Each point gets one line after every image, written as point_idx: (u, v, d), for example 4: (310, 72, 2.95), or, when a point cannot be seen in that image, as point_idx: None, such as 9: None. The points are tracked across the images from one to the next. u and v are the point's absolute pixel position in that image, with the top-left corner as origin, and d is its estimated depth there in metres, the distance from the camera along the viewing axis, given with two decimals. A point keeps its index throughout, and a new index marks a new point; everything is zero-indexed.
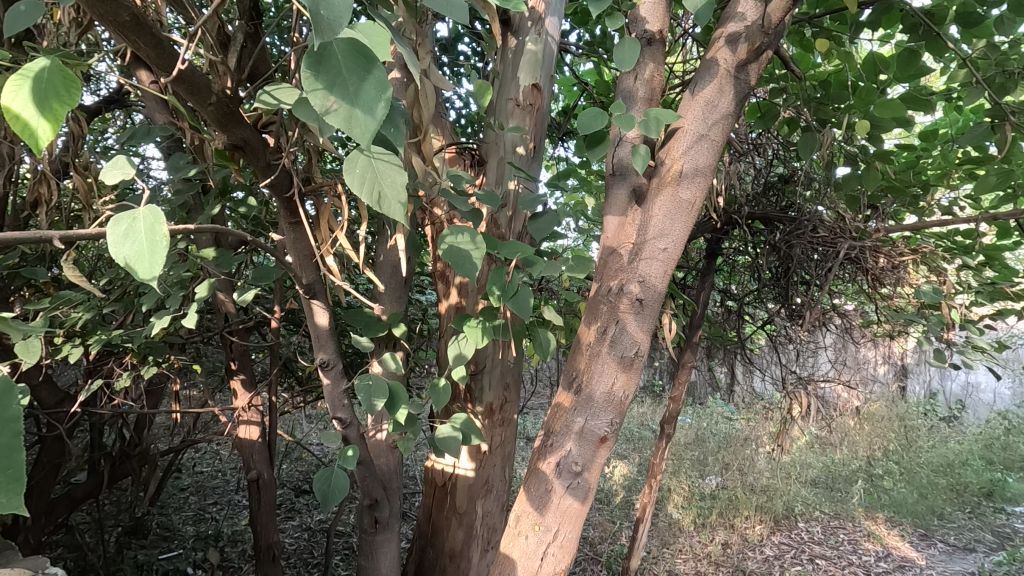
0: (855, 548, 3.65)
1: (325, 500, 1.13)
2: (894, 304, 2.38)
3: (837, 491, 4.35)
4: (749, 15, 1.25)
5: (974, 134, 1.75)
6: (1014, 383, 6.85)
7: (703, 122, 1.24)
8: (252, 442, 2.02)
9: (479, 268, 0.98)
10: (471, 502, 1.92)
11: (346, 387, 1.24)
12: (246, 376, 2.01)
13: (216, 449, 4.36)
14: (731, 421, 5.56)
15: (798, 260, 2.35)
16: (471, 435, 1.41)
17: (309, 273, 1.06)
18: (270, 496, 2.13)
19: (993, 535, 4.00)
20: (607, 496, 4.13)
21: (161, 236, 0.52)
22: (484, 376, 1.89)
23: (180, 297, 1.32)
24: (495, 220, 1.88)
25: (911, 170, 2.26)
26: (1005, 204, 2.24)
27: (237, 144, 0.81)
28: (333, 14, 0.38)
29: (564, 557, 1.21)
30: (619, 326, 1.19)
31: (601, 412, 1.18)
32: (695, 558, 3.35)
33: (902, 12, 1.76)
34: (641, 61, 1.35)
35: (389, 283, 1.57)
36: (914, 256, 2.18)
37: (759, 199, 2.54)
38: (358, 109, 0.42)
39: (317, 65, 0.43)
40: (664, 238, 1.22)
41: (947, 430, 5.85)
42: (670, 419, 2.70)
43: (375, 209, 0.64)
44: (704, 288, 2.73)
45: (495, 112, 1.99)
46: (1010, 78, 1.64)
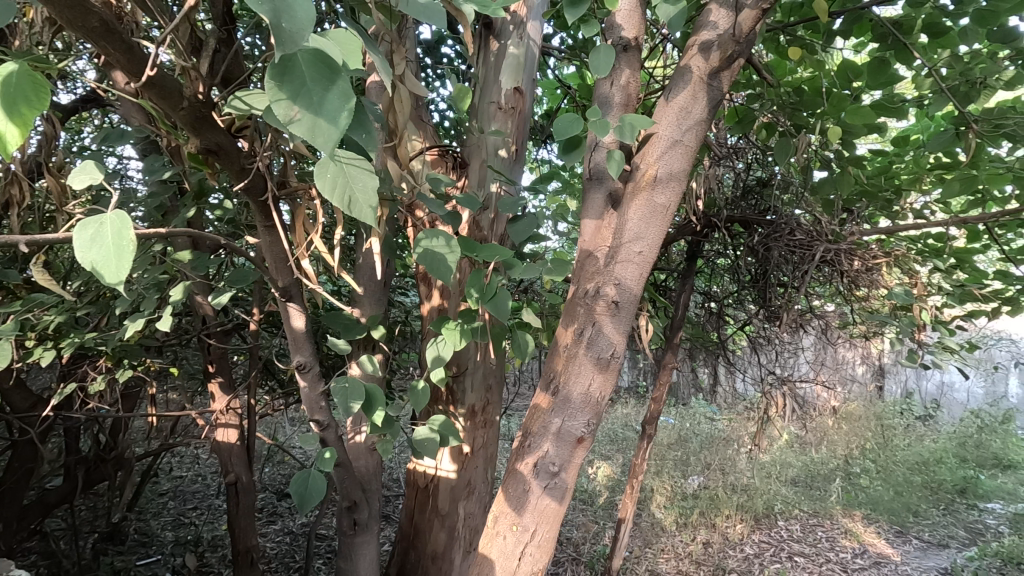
0: (833, 545, 3.72)
1: (302, 503, 1.13)
2: (869, 306, 2.44)
3: (816, 489, 4.45)
4: (721, 24, 1.29)
5: (941, 141, 1.79)
6: (985, 382, 7.07)
7: (677, 128, 1.27)
8: (230, 445, 2.01)
9: (454, 271, 0.99)
10: (453, 504, 1.93)
11: (324, 390, 1.24)
12: (225, 379, 2.00)
13: (197, 453, 4.32)
14: (713, 421, 5.65)
15: (776, 263, 2.39)
16: (449, 436, 1.41)
17: (284, 276, 1.05)
18: (250, 500, 2.12)
19: (967, 531, 4.09)
20: (590, 496, 4.17)
21: (127, 240, 0.52)
22: (465, 378, 1.89)
23: (154, 300, 1.31)
24: (477, 223, 1.90)
25: (884, 176, 2.32)
26: (974, 209, 2.31)
27: (210, 148, 0.81)
28: (295, 27, 0.39)
29: (542, 556, 1.22)
30: (595, 328, 1.21)
31: (578, 413, 1.20)
32: (677, 557, 3.37)
33: (871, 22, 1.81)
34: (617, 67, 1.37)
35: (369, 286, 1.57)
36: (887, 259, 2.24)
37: (738, 202, 2.58)
38: (321, 118, 0.43)
39: (281, 75, 0.44)
40: (639, 241, 1.24)
41: (922, 429, 5.99)
42: (651, 420, 2.73)
43: (344, 212, 0.65)
44: (684, 290, 2.78)
45: (478, 115, 2.01)
46: (974, 86, 1.67)
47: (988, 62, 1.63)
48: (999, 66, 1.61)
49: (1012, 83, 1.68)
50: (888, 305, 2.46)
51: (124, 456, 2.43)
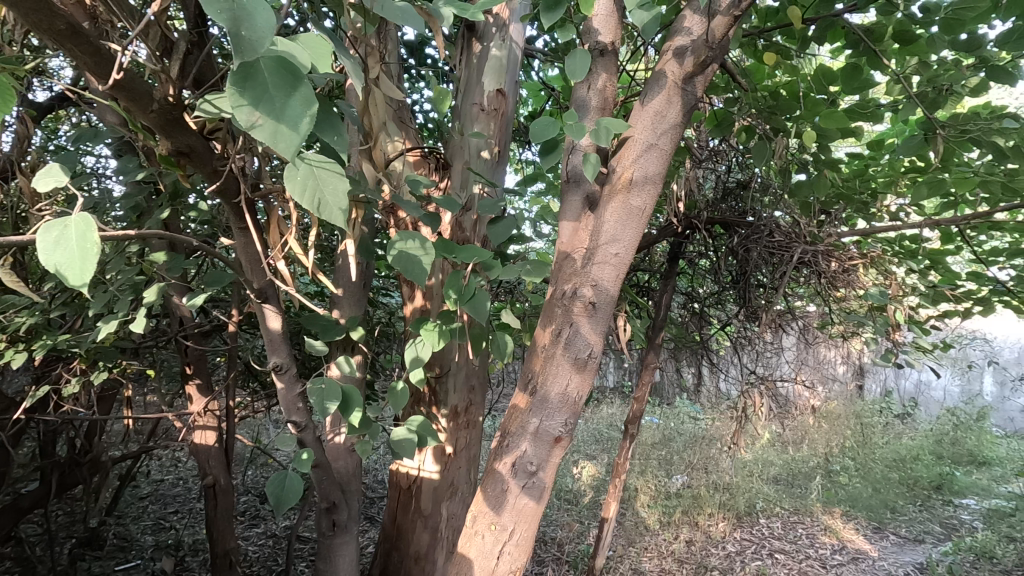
0: (813, 541, 3.78)
1: (278, 504, 1.13)
2: (846, 306, 2.49)
3: (796, 487, 4.51)
4: (694, 31, 1.32)
5: (910, 146, 1.84)
6: (962, 380, 7.22)
7: (652, 132, 1.29)
8: (208, 447, 2.01)
9: (428, 272, 1.00)
10: (436, 504, 1.93)
11: (301, 391, 1.24)
12: (204, 381, 1.99)
13: (177, 456, 4.28)
14: (697, 421, 5.71)
15: (755, 264, 2.42)
16: (427, 436, 1.42)
17: (259, 277, 1.06)
18: (229, 502, 2.10)
19: (942, 527, 4.16)
20: (575, 496, 4.19)
21: (92, 243, 0.52)
22: (448, 378, 1.90)
23: (129, 301, 1.31)
24: (459, 224, 1.90)
25: (860, 179, 2.37)
26: (947, 212, 2.37)
27: (182, 150, 0.81)
28: (255, 35, 0.40)
29: (520, 556, 1.23)
30: (573, 328, 1.23)
31: (555, 413, 1.22)
32: (660, 555, 3.40)
33: (843, 29, 1.86)
34: (594, 71, 1.39)
35: (348, 287, 1.57)
36: (863, 260, 2.28)
37: (719, 203, 2.61)
38: (284, 124, 0.44)
39: (243, 81, 0.44)
40: (616, 243, 1.26)
41: (900, 427, 6.11)
42: (633, 420, 2.76)
43: (314, 214, 0.66)
44: (666, 290, 2.82)
45: (460, 116, 2.02)
46: (941, 93, 1.72)
47: (954, 70, 1.68)
48: (965, 73, 1.66)
49: (976, 90, 1.74)
50: (865, 305, 2.52)
51: (100, 459, 2.41)
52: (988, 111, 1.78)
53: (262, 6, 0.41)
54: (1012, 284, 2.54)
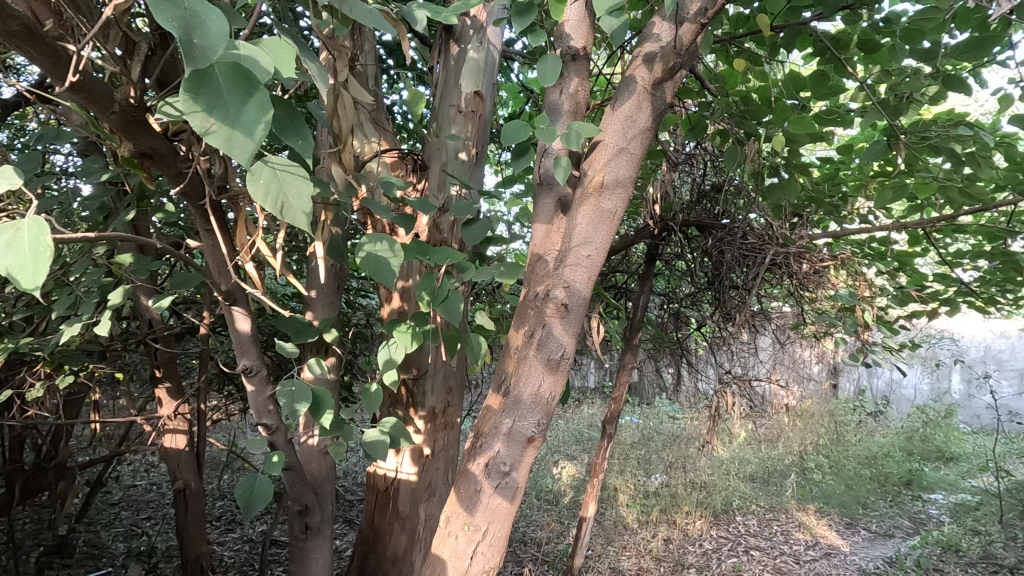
0: (787, 538, 3.86)
1: (247, 507, 1.12)
2: (818, 306, 2.54)
3: (772, 485, 4.59)
4: (663, 37, 1.34)
5: (874, 152, 1.89)
6: (931, 379, 7.42)
7: (623, 136, 1.31)
8: (179, 451, 1.99)
9: (397, 275, 1.01)
10: (414, 506, 1.93)
11: (272, 394, 1.24)
12: (174, 384, 1.96)
13: (153, 461, 4.21)
14: (675, 420, 5.78)
15: (728, 265, 2.47)
16: (400, 437, 1.43)
17: (226, 280, 1.05)
18: (201, 508, 2.08)
19: (911, 521, 4.27)
20: (555, 496, 4.21)
21: (45, 246, 0.53)
22: (425, 380, 1.91)
23: (92, 304, 1.29)
24: (436, 226, 1.90)
25: (831, 182, 2.43)
26: (913, 215, 2.44)
27: (145, 152, 0.82)
28: (207, 43, 0.41)
29: (493, 555, 1.24)
30: (545, 329, 1.24)
31: (528, 413, 1.23)
32: (638, 554, 3.42)
33: (811, 37, 1.90)
34: (566, 76, 1.40)
35: (322, 288, 1.57)
36: (833, 262, 2.34)
37: (693, 206, 2.60)
38: (238, 130, 0.45)
39: (196, 87, 0.44)
40: (587, 245, 1.28)
41: (872, 424, 6.26)
42: (611, 420, 2.78)
43: (277, 218, 0.66)
44: (644, 291, 2.85)
45: (438, 118, 2.02)
46: (902, 101, 1.77)
47: (915, 79, 1.73)
48: (924, 82, 1.72)
49: (935, 98, 1.81)
50: (836, 306, 2.58)
51: (67, 464, 2.36)
52: (947, 118, 1.84)
53: (214, 13, 0.42)
54: (976, 285, 2.63)
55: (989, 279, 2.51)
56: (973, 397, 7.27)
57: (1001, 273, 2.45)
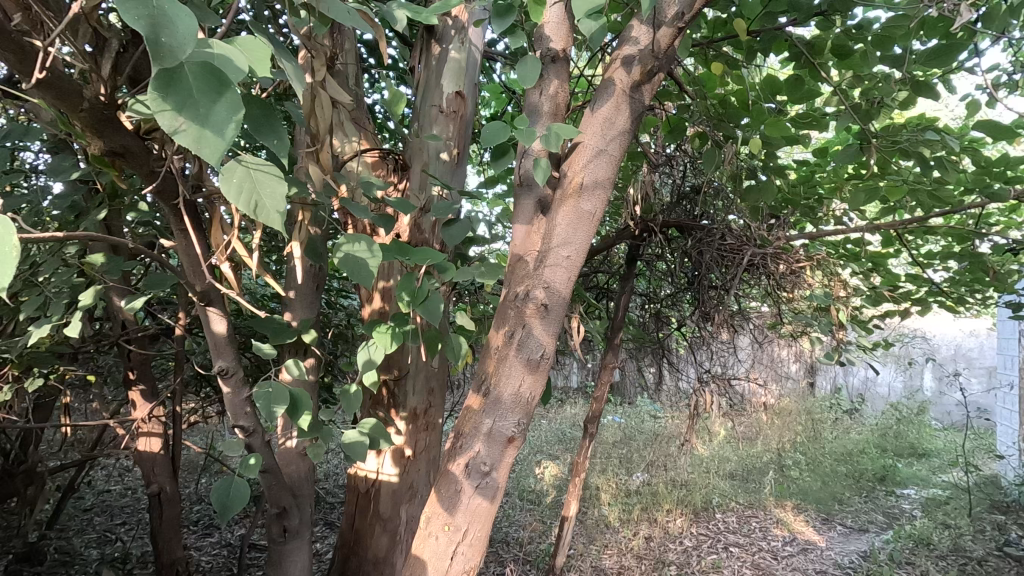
0: (765, 534, 3.92)
1: (223, 510, 1.11)
2: (794, 306, 2.59)
3: (751, 482, 4.66)
4: (642, 40, 1.35)
5: (847, 155, 1.93)
6: (904, 376, 7.60)
7: (602, 138, 1.33)
8: (154, 454, 1.96)
9: (375, 276, 1.01)
10: (395, 508, 1.92)
11: (248, 396, 1.22)
12: (148, 387, 1.93)
13: (127, 466, 4.13)
14: (656, 419, 5.84)
15: (707, 266, 2.51)
16: (380, 438, 1.42)
17: (202, 280, 1.04)
18: (176, 512, 2.04)
19: (885, 516, 4.37)
20: (537, 496, 4.22)
21: (9, 247, 0.52)
22: (406, 381, 1.90)
23: (62, 305, 1.27)
24: (417, 226, 1.89)
25: (807, 184, 2.48)
26: (886, 216, 2.49)
27: (116, 150, 0.80)
28: (176, 42, 0.40)
29: (474, 555, 1.24)
30: (525, 330, 1.25)
31: (508, 413, 1.23)
32: (620, 552, 3.45)
33: (787, 42, 1.94)
34: (546, 77, 1.41)
35: (301, 289, 1.56)
36: (809, 263, 2.38)
37: (673, 208, 2.62)
38: (208, 130, 0.44)
39: (165, 85, 0.44)
40: (567, 246, 1.29)
41: (848, 422, 6.39)
42: (593, 419, 2.80)
43: (251, 217, 0.66)
44: (625, 291, 2.88)
45: (419, 118, 2.02)
46: (874, 105, 1.82)
47: (886, 85, 1.78)
48: (894, 88, 1.76)
49: (905, 103, 1.86)
50: (812, 305, 2.63)
51: (36, 469, 2.31)
52: (916, 123, 1.89)
53: (183, 13, 0.42)
54: (946, 285, 2.70)
55: (958, 279, 2.59)
56: (945, 394, 7.47)
57: (970, 274, 2.52)
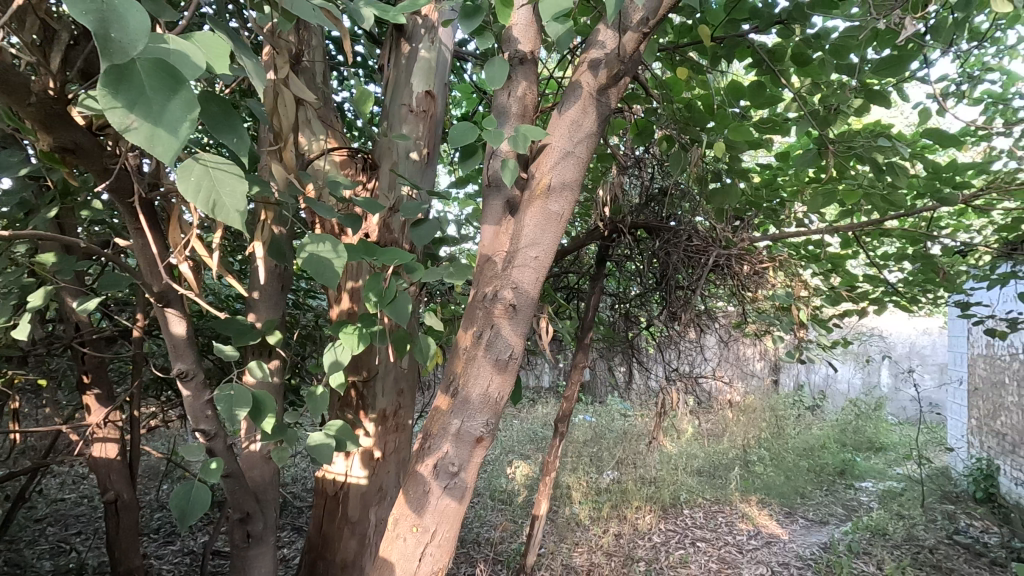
0: (731, 528, 4.01)
1: (182, 517, 1.08)
2: (758, 306, 2.66)
3: (718, 478, 4.77)
4: (608, 44, 1.37)
5: (806, 160, 2.00)
6: (863, 373, 7.88)
7: (569, 140, 1.34)
8: (110, 461, 1.89)
9: (340, 276, 1.00)
10: (364, 510, 1.90)
11: (209, 399, 1.19)
12: (104, 391, 1.87)
13: (82, 473, 3.98)
14: (626, 417, 5.92)
15: (674, 266, 2.56)
16: (347, 440, 1.40)
17: (159, 280, 1.01)
18: (134, 520, 1.98)
19: (844, 508, 4.52)
20: (509, 496, 4.23)
21: None
22: (376, 382, 1.88)
23: (9, 307, 1.21)
24: (387, 226, 1.88)
25: (769, 187, 2.55)
26: (845, 219, 2.59)
27: (66, 146, 0.78)
28: (126, 38, 0.39)
29: (442, 556, 1.24)
30: (494, 330, 1.25)
31: (476, 413, 1.23)
32: (590, 549, 3.48)
33: (749, 49, 1.99)
34: (514, 79, 1.42)
35: (267, 289, 1.53)
36: (772, 264, 2.45)
37: (642, 210, 2.64)
38: (161, 129, 0.44)
39: (116, 82, 0.43)
40: (535, 247, 1.30)
41: (810, 418, 6.60)
42: (563, 418, 2.82)
43: (209, 216, 0.65)
44: (595, 291, 2.91)
45: (389, 117, 2.00)
46: (830, 112, 1.88)
47: (843, 93, 1.85)
48: (849, 95, 1.83)
49: (860, 111, 1.93)
50: (775, 305, 2.71)
51: None
52: (871, 130, 1.97)
53: (134, 7, 0.41)
54: (900, 286, 2.81)
55: (912, 279, 2.70)
56: (901, 390, 7.77)
57: (923, 274, 2.63)
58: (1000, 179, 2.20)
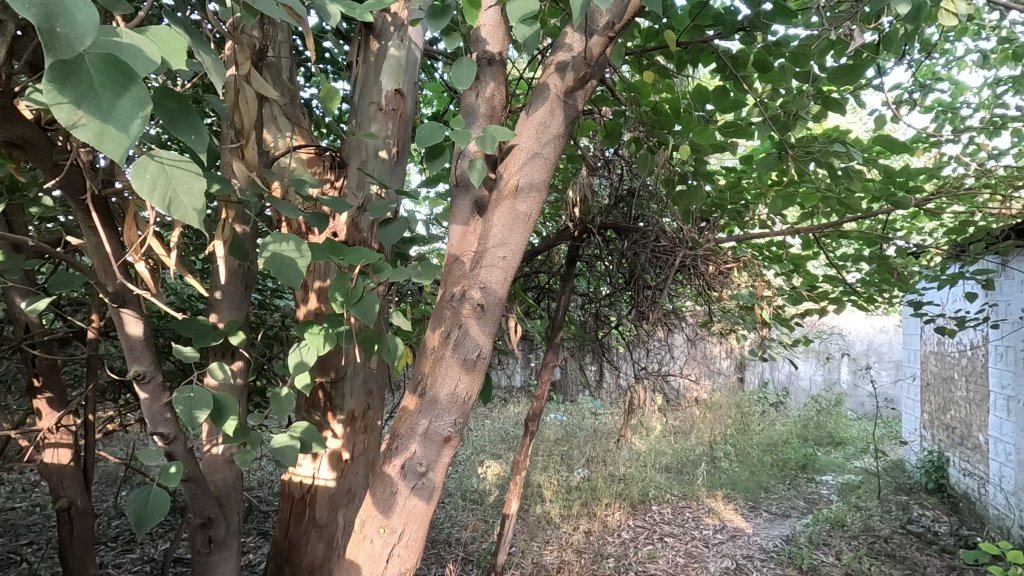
0: (697, 523, 4.10)
1: (138, 524, 1.05)
2: (723, 305, 2.72)
3: (685, 474, 4.86)
4: (575, 47, 1.39)
5: (767, 163, 2.06)
6: (824, 371, 8.15)
7: (537, 141, 1.35)
8: (62, 467, 1.83)
9: (304, 275, 0.98)
10: (331, 513, 1.87)
11: (168, 401, 1.16)
12: (56, 394, 1.80)
13: (35, 481, 3.83)
14: (596, 416, 5.98)
15: (643, 266, 2.60)
16: (312, 442, 1.39)
17: (114, 280, 0.98)
18: (89, 527, 1.91)
19: (805, 501, 4.67)
20: (480, 496, 4.23)
21: None
22: (344, 383, 1.86)
23: None
24: (355, 226, 1.85)
25: (734, 190, 2.62)
26: (806, 221, 2.67)
27: (13, 141, 0.76)
28: (72, 33, 0.39)
29: (410, 556, 1.23)
30: (462, 330, 1.25)
31: (444, 413, 1.23)
32: (560, 547, 3.51)
33: (713, 54, 2.04)
34: (482, 80, 1.43)
35: (230, 289, 1.49)
36: (736, 264, 2.51)
37: (610, 210, 2.66)
38: (111, 125, 0.43)
39: (63, 78, 0.42)
40: (503, 247, 1.30)
41: (773, 414, 6.79)
42: (534, 417, 2.83)
43: (165, 215, 0.63)
44: (565, 291, 2.93)
45: (357, 115, 1.98)
46: (790, 117, 1.94)
47: (802, 99, 1.91)
48: (807, 102, 1.90)
49: (818, 117, 1.99)
50: (739, 305, 2.77)
51: None
52: (829, 135, 2.03)
53: (82, 2, 0.40)
54: (858, 286, 2.92)
55: (869, 280, 2.80)
56: (859, 386, 8.06)
57: (879, 275, 2.74)
58: (949, 184, 2.30)
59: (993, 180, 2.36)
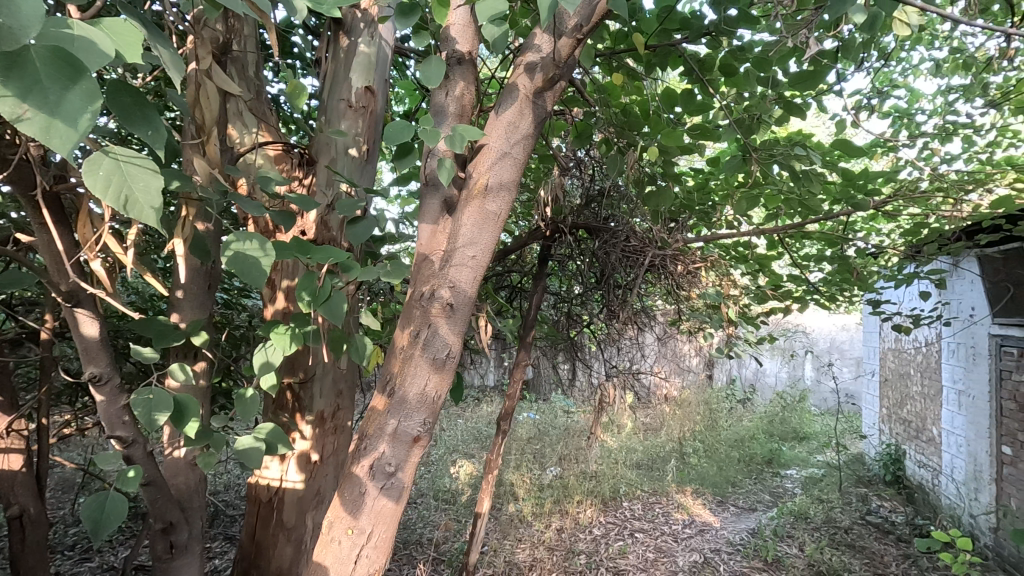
0: (667, 518, 4.17)
1: (94, 530, 1.02)
2: (691, 304, 2.78)
3: (655, 470, 4.94)
4: (544, 48, 1.40)
5: (733, 166, 2.11)
6: (789, 367, 8.38)
7: (506, 141, 1.36)
8: (13, 473, 1.76)
9: (267, 275, 0.97)
10: (300, 515, 1.85)
11: (127, 403, 1.13)
12: (6, 399, 1.73)
13: None
14: (569, 414, 6.03)
15: (613, 265, 2.63)
16: (278, 443, 1.36)
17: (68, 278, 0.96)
18: (42, 536, 1.83)
19: (771, 495, 4.80)
20: (452, 496, 4.22)
21: None
22: (313, 383, 1.84)
23: None
24: (324, 224, 1.83)
25: (702, 191, 2.67)
26: (771, 222, 2.74)
27: None
28: (16, 23, 0.38)
29: (379, 556, 1.23)
30: (431, 329, 1.25)
31: (414, 413, 1.23)
32: (533, 545, 3.53)
33: (681, 57, 2.07)
34: (452, 79, 1.42)
35: (194, 289, 1.46)
36: (704, 264, 2.57)
37: (582, 210, 2.69)
38: (58, 119, 0.42)
39: (7, 70, 0.41)
40: (472, 246, 1.30)
41: (741, 410, 6.95)
42: (506, 416, 2.84)
43: (121, 212, 0.62)
44: (537, 290, 2.95)
45: (327, 112, 1.95)
46: (755, 121, 1.99)
47: (765, 103, 1.96)
48: (770, 106, 1.95)
49: (780, 121, 2.05)
50: (707, 304, 2.83)
51: None
52: (791, 139, 2.09)
53: None
54: (820, 285, 3.01)
55: (830, 279, 2.89)
56: (822, 382, 8.32)
57: (839, 275, 2.83)
58: (904, 188, 2.39)
59: (945, 184, 2.46)
